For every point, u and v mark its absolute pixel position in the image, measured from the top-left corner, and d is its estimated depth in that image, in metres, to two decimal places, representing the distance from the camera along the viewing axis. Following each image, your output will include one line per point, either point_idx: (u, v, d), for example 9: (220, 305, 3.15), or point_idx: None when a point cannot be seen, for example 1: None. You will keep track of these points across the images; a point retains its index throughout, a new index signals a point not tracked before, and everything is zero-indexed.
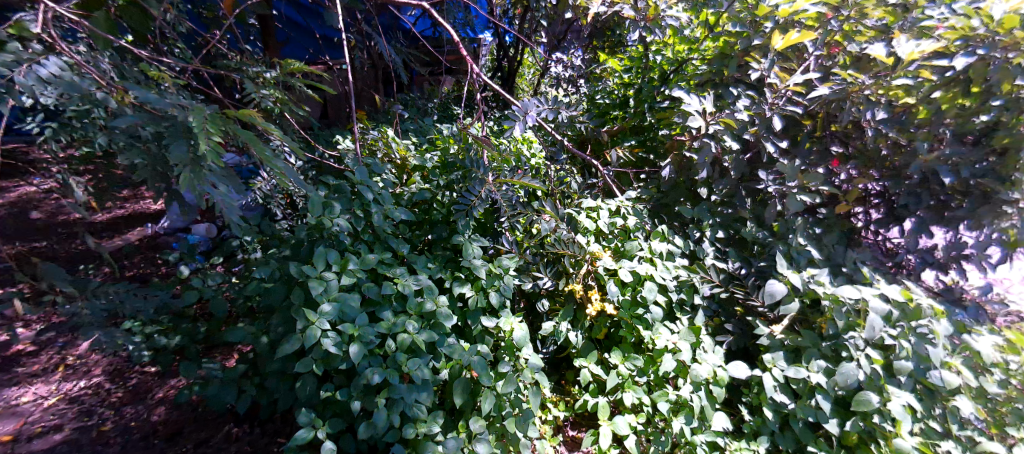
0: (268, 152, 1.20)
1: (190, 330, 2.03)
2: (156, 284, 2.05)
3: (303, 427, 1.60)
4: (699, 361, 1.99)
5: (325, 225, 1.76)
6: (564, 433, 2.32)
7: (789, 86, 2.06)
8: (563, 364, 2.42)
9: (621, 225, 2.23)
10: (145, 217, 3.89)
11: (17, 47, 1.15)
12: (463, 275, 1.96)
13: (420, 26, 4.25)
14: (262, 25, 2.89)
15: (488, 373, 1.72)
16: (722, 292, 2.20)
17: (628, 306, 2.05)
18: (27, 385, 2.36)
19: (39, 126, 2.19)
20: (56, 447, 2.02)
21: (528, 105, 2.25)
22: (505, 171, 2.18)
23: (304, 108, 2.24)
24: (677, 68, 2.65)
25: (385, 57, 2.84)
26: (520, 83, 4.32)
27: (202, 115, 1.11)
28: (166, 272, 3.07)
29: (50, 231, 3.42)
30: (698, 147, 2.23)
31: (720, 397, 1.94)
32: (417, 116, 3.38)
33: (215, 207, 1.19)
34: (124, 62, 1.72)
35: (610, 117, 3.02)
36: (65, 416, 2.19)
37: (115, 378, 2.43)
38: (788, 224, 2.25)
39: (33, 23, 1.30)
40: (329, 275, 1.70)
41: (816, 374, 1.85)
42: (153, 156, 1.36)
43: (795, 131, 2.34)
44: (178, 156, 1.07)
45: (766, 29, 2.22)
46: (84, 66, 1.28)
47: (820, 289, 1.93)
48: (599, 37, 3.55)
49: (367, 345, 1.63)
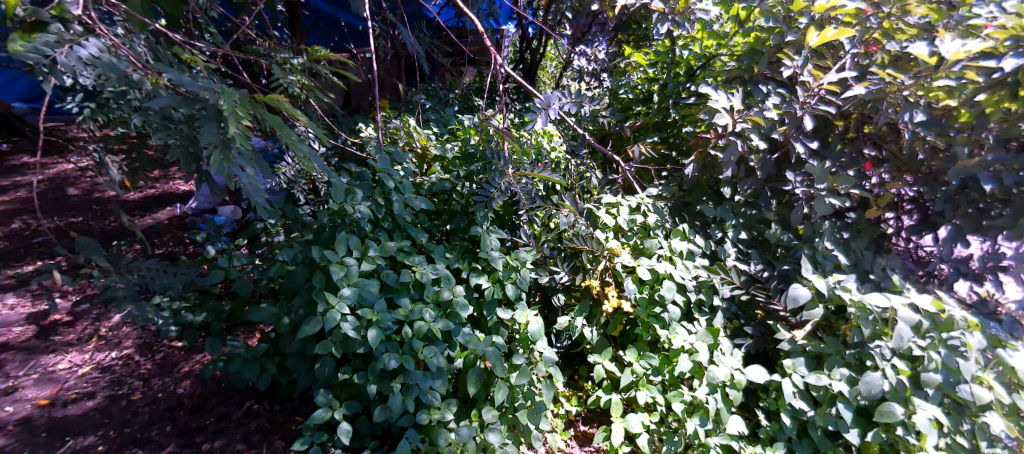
0: (294, 137, 1.25)
1: (216, 309, 2.10)
2: (186, 262, 2.11)
3: (321, 408, 1.68)
4: (717, 363, 1.97)
5: (347, 211, 1.80)
6: (575, 427, 2.32)
7: (823, 85, 2.01)
8: (576, 360, 2.41)
9: (641, 223, 2.19)
10: (174, 197, 4.04)
11: (59, 29, 1.21)
12: (481, 266, 1.98)
13: (445, 15, 4.19)
14: (287, 11, 2.86)
15: (502, 365, 1.76)
16: (743, 294, 2.16)
17: (646, 305, 2.05)
18: (63, 353, 2.49)
19: (78, 106, 2.28)
20: (88, 413, 2.13)
21: (551, 97, 2.22)
22: (525, 163, 2.10)
23: (330, 96, 2.26)
24: (703, 63, 2.52)
25: (409, 48, 2.81)
26: (541, 76, 4.33)
27: (232, 99, 1.16)
28: (194, 251, 3.16)
29: (85, 207, 3.60)
30: (723, 146, 2.20)
31: (736, 400, 1.91)
32: (439, 106, 3.38)
33: (243, 189, 1.23)
34: (159, 45, 1.78)
35: (633, 113, 2.94)
36: (98, 384, 2.30)
37: (144, 351, 2.52)
38: (814, 228, 2.18)
39: (75, 4, 1.35)
40: (350, 260, 1.75)
41: (838, 381, 1.82)
42: (185, 136, 1.41)
43: (827, 131, 2.26)
44: (209, 138, 1.13)
45: (801, 25, 2.13)
46: (122, 49, 1.33)
47: (847, 295, 1.88)
48: (624, 31, 3.46)
49: (384, 330, 1.68)
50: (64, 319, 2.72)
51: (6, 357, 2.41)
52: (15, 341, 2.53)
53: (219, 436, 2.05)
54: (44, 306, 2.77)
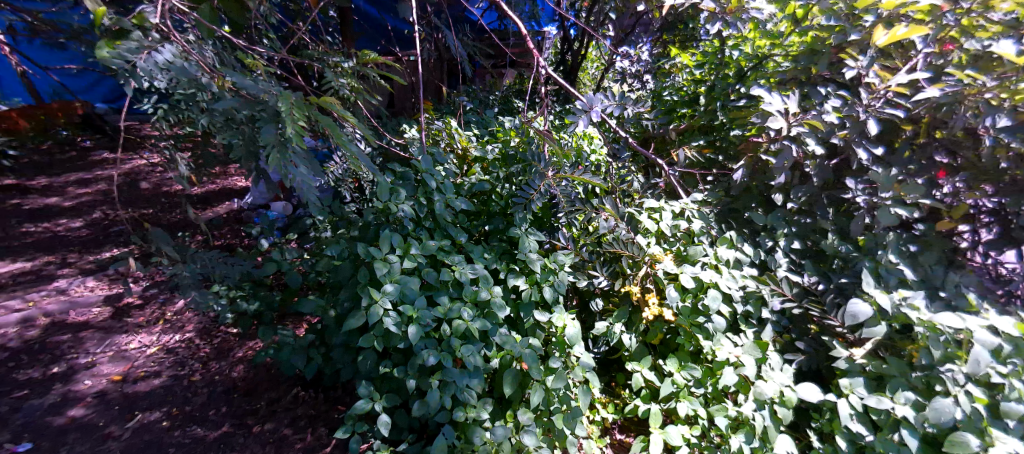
0: (344, 137, 1.31)
1: (269, 299, 2.21)
2: (243, 254, 2.24)
3: (363, 398, 1.75)
4: (765, 379, 1.89)
5: (391, 210, 1.85)
6: (611, 435, 2.28)
7: (891, 86, 1.86)
8: (614, 366, 2.37)
9: (685, 229, 2.13)
10: (233, 193, 4.31)
11: (140, 36, 1.32)
12: (518, 267, 1.98)
13: (488, 18, 4.26)
14: (340, 16, 3.01)
15: (538, 367, 1.76)
16: (795, 307, 2.04)
17: (688, 314, 1.99)
18: (134, 333, 2.70)
19: (153, 107, 2.48)
20: (154, 390, 2.31)
21: (592, 99, 2.16)
22: (565, 165, 2.08)
23: (377, 98, 2.34)
24: (755, 64, 2.45)
25: (452, 50, 2.86)
26: (582, 78, 4.30)
27: (290, 102, 1.23)
28: (249, 243, 3.35)
29: (155, 200, 3.91)
30: (777, 150, 2.09)
31: (786, 419, 1.81)
32: (479, 108, 3.43)
33: (296, 187, 1.30)
34: (225, 50, 1.90)
35: (677, 115, 2.86)
36: (163, 364, 2.49)
37: (204, 335, 2.70)
38: (877, 239, 2.03)
39: (152, 13, 1.47)
40: (393, 257, 1.80)
41: (901, 406, 1.70)
42: (246, 136, 1.50)
43: (892, 137, 2.11)
44: (268, 138, 1.20)
45: (866, 23, 2.00)
46: (192, 54, 1.44)
47: (914, 314, 1.74)
48: (670, 31, 3.37)
49: (424, 327, 1.72)
50: (135, 303, 2.95)
51: (86, 335, 2.65)
52: (94, 321, 2.77)
53: (269, 420, 2.16)
54: (120, 289, 3.03)
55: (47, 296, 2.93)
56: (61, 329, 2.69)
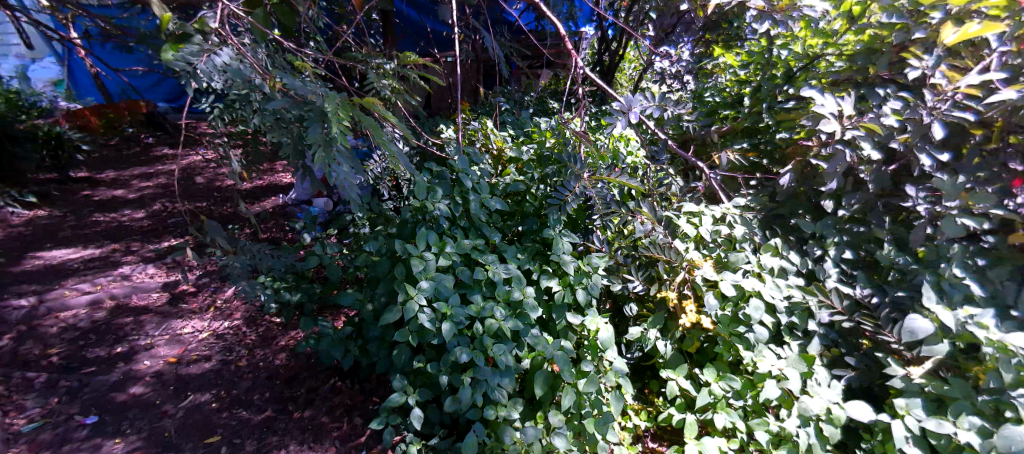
0: (385, 137, 1.34)
1: (310, 291, 2.30)
2: (288, 247, 2.34)
3: (397, 392, 1.79)
4: (810, 394, 1.79)
5: (427, 208, 1.88)
6: (643, 443, 2.22)
7: (961, 87, 1.74)
8: (648, 373, 2.31)
9: (726, 234, 2.06)
10: (280, 189, 4.51)
11: (201, 40, 1.40)
12: (551, 269, 1.97)
13: (526, 19, 4.27)
14: (383, 19, 3.07)
15: (569, 370, 1.74)
16: (845, 321, 1.93)
17: (728, 323, 1.91)
18: (188, 319, 2.88)
19: (210, 106, 2.62)
20: (205, 373, 2.45)
21: (631, 100, 2.11)
22: (601, 167, 2.05)
23: (417, 98, 2.38)
24: (805, 65, 2.31)
25: (490, 52, 2.88)
26: (620, 79, 4.23)
27: (336, 102, 1.27)
28: (292, 237, 3.49)
29: (210, 194, 4.14)
30: (828, 155, 2.00)
31: (833, 438, 1.72)
32: (516, 109, 3.44)
33: (339, 184, 1.35)
34: (276, 53, 1.99)
35: (719, 117, 2.75)
36: (213, 349, 2.63)
37: (250, 323, 2.84)
38: (939, 251, 1.88)
39: (213, 18, 1.56)
40: (429, 255, 1.82)
41: (965, 432, 1.55)
42: (295, 135, 1.57)
43: (959, 141, 1.90)
44: (315, 136, 1.26)
45: (933, 19, 1.86)
46: (247, 56, 1.51)
47: (982, 332, 1.63)
48: (714, 31, 3.17)
49: (457, 324, 1.75)
50: (189, 290, 3.14)
51: (145, 319, 2.84)
52: (153, 306, 2.97)
53: (308, 407, 2.25)
54: (176, 277, 3.23)
55: (113, 281, 3.16)
56: (124, 312, 2.89)
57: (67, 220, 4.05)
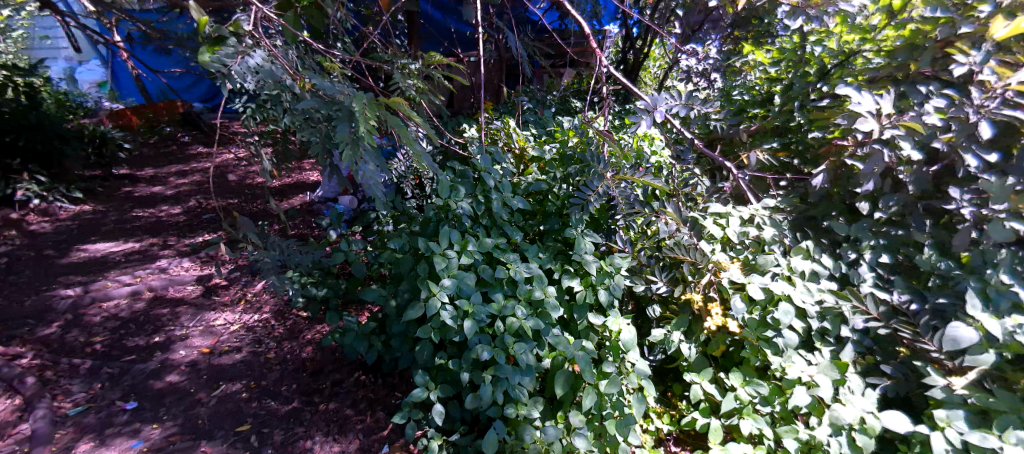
0: (410, 136, 1.36)
1: (335, 286, 2.34)
2: (315, 244, 2.39)
3: (419, 387, 1.81)
4: (843, 402, 1.73)
5: (450, 206, 1.89)
6: (665, 447, 2.19)
7: (1013, 83, 1.63)
8: (670, 376, 2.27)
9: (754, 236, 2.00)
10: (308, 186, 4.62)
11: (235, 42, 1.44)
12: (573, 269, 1.96)
13: (550, 18, 4.24)
14: (408, 19, 3.10)
15: (591, 370, 1.73)
16: (882, 328, 1.85)
17: (755, 326, 1.87)
18: (221, 311, 2.98)
19: (243, 106, 2.70)
20: (236, 364, 2.53)
21: (657, 99, 2.07)
22: (625, 167, 2.02)
23: (441, 98, 2.39)
24: (840, 61, 2.23)
25: (514, 51, 2.86)
26: (644, 77, 4.16)
27: (363, 102, 1.29)
28: (319, 234, 3.58)
29: (241, 191, 4.27)
30: (864, 155, 1.91)
31: (867, 448, 1.66)
32: (539, 108, 3.42)
33: (365, 183, 1.37)
34: (305, 54, 2.03)
35: (748, 115, 2.68)
36: (244, 340, 2.72)
37: (278, 317, 2.91)
38: (985, 256, 1.75)
39: (246, 20, 1.60)
40: (451, 253, 1.84)
41: (1012, 447, 1.46)
42: (323, 134, 1.60)
43: (1008, 141, 1.79)
44: (342, 135, 1.28)
45: (981, 13, 1.75)
46: (278, 57, 1.55)
47: None
48: (742, 27, 3.09)
49: (479, 322, 1.75)
50: (222, 283, 3.25)
51: (181, 310, 2.96)
52: (188, 299, 3.09)
53: (333, 399, 2.30)
54: (211, 270, 3.35)
55: (152, 273, 3.30)
56: (162, 304, 3.02)
57: (110, 215, 4.25)
